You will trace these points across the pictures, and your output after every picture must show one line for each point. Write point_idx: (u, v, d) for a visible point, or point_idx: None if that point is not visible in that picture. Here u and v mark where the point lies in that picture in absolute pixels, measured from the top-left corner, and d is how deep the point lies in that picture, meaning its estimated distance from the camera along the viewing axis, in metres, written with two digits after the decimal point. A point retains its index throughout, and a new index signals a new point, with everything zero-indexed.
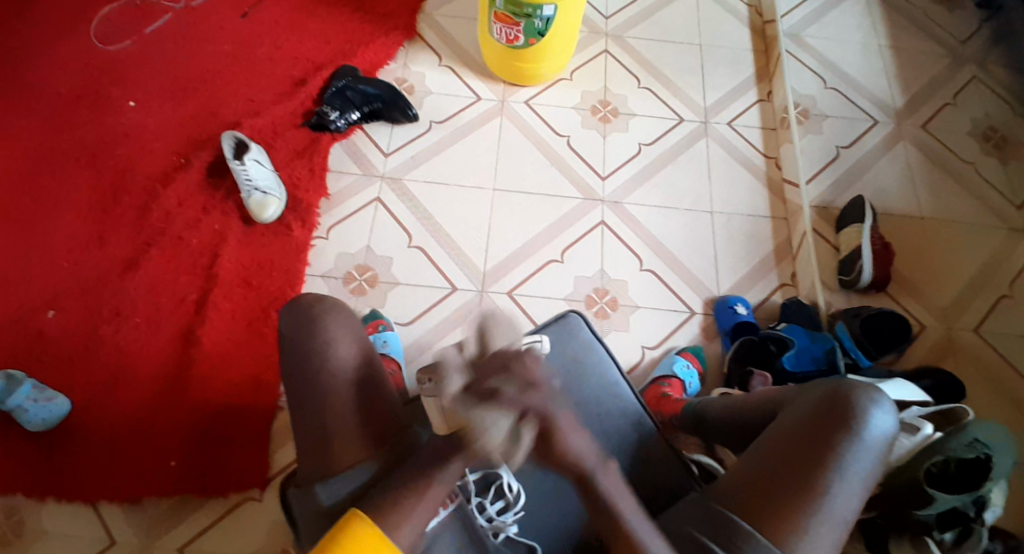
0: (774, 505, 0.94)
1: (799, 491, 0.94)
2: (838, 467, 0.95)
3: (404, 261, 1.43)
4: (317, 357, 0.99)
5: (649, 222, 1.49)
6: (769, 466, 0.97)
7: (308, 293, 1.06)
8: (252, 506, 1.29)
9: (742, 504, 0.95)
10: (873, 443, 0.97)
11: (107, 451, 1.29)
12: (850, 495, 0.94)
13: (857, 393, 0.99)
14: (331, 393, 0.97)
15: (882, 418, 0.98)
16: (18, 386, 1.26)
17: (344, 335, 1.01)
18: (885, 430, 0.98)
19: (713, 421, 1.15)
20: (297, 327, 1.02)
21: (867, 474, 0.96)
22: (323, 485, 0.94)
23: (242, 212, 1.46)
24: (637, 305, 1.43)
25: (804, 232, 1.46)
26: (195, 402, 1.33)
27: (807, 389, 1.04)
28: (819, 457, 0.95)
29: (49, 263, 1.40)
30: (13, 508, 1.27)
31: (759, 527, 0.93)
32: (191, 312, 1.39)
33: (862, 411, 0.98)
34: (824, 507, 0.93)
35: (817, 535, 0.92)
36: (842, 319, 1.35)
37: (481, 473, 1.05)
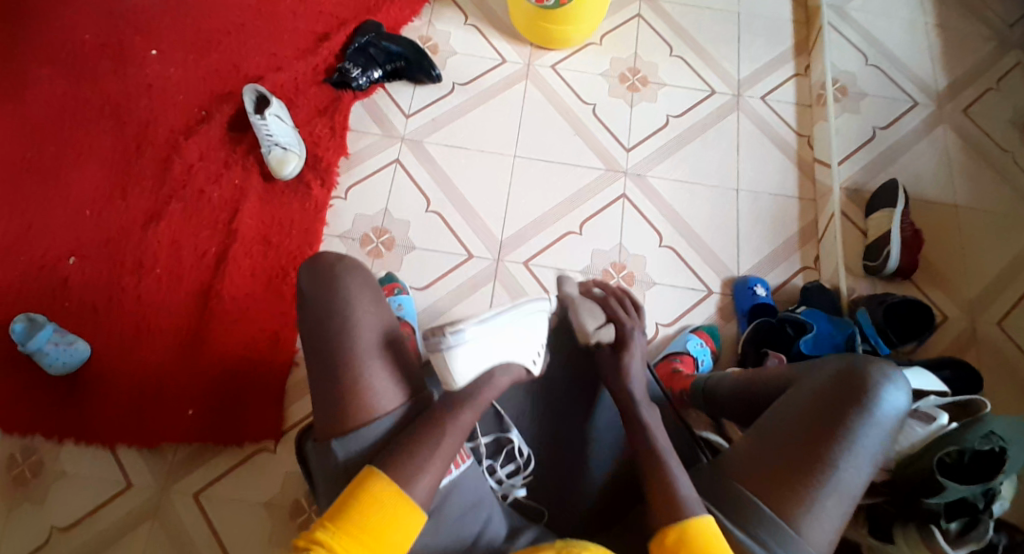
0: (781, 478, 0.93)
1: (806, 462, 0.93)
2: (848, 443, 0.94)
3: (422, 225, 1.43)
4: (335, 319, 0.98)
5: (672, 197, 1.46)
6: (778, 437, 0.96)
7: (324, 253, 1.04)
8: (266, 457, 1.33)
9: (750, 477, 0.94)
10: (885, 418, 0.96)
11: (125, 399, 1.33)
12: (858, 471, 0.93)
13: (871, 367, 0.98)
14: (350, 354, 0.97)
15: (895, 394, 0.97)
16: (39, 331, 1.29)
17: (363, 295, 1.00)
18: (897, 408, 0.96)
19: (725, 397, 1.15)
20: (313, 283, 1.01)
21: (877, 451, 0.95)
22: (339, 441, 0.95)
23: (263, 169, 1.46)
24: (655, 281, 1.41)
25: (832, 214, 1.42)
26: (211, 355, 1.35)
27: (821, 362, 1.03)
28: (829, 430, 0.94)
29: (72, 212, 1.42)
30: (36, 449, 1.31)
31: (766, 498, 0.93)
32: (210, 266, 1.40)
33: (875, 387, 0.96)
34: (832, 481, 0.92)
35: (823, 508, 0.92)
36: (865, 305, 1.32)
37: (494, 436, 1.09)
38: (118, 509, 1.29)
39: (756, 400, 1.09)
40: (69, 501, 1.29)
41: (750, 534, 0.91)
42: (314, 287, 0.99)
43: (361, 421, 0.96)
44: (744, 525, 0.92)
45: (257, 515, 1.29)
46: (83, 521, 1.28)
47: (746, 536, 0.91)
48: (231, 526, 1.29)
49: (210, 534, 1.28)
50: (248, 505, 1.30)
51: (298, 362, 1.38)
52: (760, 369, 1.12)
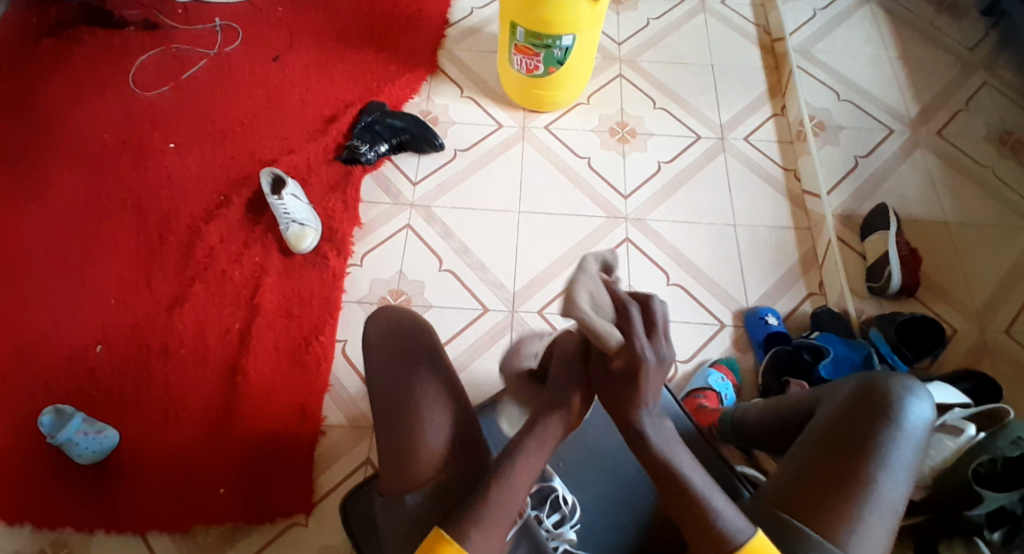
0: (823, 503, 0.95)
1: (844, 481, 0.96)
2: (882, 457, 0.97)
3: (437, 284, 1.48)
4: (399, 365, 1.06)
5: (673, 238, 1.52)
6: (815, 459, 0.99)
7: (395, 310, 1.13)
8: (299, 531, 1.34)
9: (792, 505, 0.97)
10: (914, 432, 0.99)
11: (156, 483, 1.35)
12: (897, 486, 0.96)
13: (890, 381, 1.02)
14: (412, 400, 1.03)
15: (919, 407, 1.00)
16: (68, 420, 1.33)
17: (424, 347, 1.08)
18: (923, 419, 1.00)
19: (754, 427, 1.17)
20: (381, 332, 1.09)
21: (912, 462, 0.98)
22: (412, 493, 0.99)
23: (281, 245, 1.52)
24: (667, 319, 1.46)
25: (829, 240, 1.49)
26: (243, 432, 1.39)
27: (840, 384, 1.07)
28: (862, 446, 0.97)
29: (97, 303, 1.47)
30: (66, 541, 1.33)
31: (813, 522, 0.94)
32: (233, 344, 1.45)
33: (896, 401, 1.00)
34: (873, 497, 0.95)
35: (869, 527, 0.94)
36: (877, 325, 1.37)
37: (537, 486, 1.11)
38: None
39: (787, 430, 1.11)
40: None
41: None
42: (382, 336, 1.09)
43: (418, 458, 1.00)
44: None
45: None
46: None
47: None
48: None
49: None
50: None
51: (326, 430, 1.41)
52: (782, 397, 1.16)
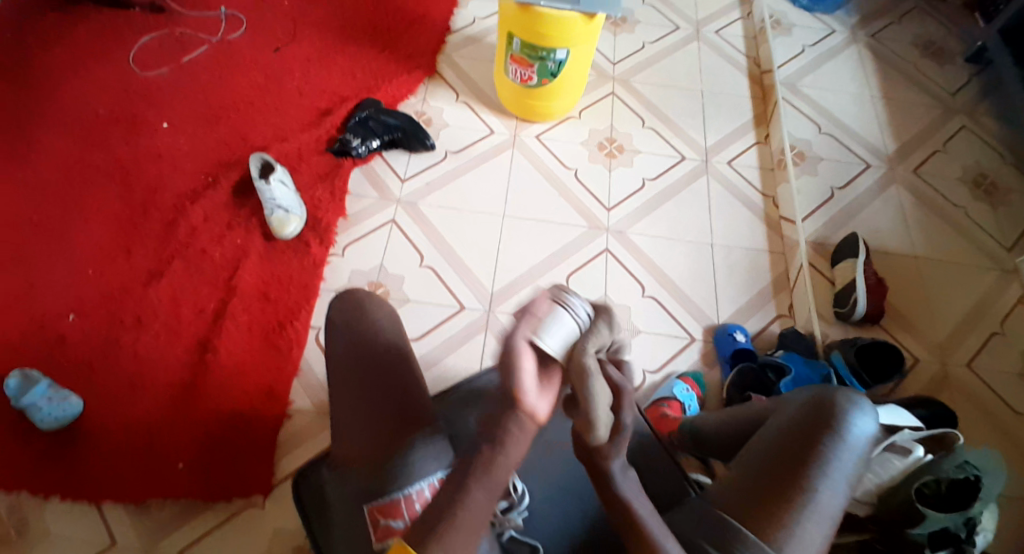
0: (762, 504, 0.99)
1: (785, 486, 0.99)
2: (823, 465, 1.01)
3: (417, 279, 1.50)
4: (362, 351, 1.07)
5: (652, 252, 1.55)
6: (761, 466, 1.03)
7: (363, 290, 1.14)
8: (254, 512, 1.36)
9: (732, 505, 1.00)
10: (856, 444, 1.03)
11: (115, 455, 1.37)
12: (835, 494, 1.00)
13: (838, 396, 1.07)
14: (373, 385, 1.04)
15: (863, 421, 1.05)
16: (33, 385, 1.35)
17: (388, 333, 1.09)
18: (866, 433, 1.04)
19: (711, 434, 1.24)
20: (345, 316, 1.11)
21: (852, 473, 1.02)
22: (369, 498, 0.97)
23: (264, 229, 1.53)
24: (639, 330, 1.49)
25: (801, 265, 1.52)
26: (206, 410, 1.40)
27: (793, 396, 1.12)
28: (805, 453, 1.02)
29: (75, 272, 1.48)
30: (20, 506, 1.34)
31: (750, 522, 0.97)
32: (207, 323, 1.47)
33: (842, 414, 1.05)
34: (812, 502, 0.98)
35: (805, 531, 0.96)
36: (839, 348, 1.41)
37: None
38: None
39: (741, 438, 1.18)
40: None
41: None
42: (346, 320, 1.10)
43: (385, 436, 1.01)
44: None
45: None
46: None
47: None
48: None
49: None
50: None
51: (292, 414, 1.43)
52: (740, 407, 1.23)
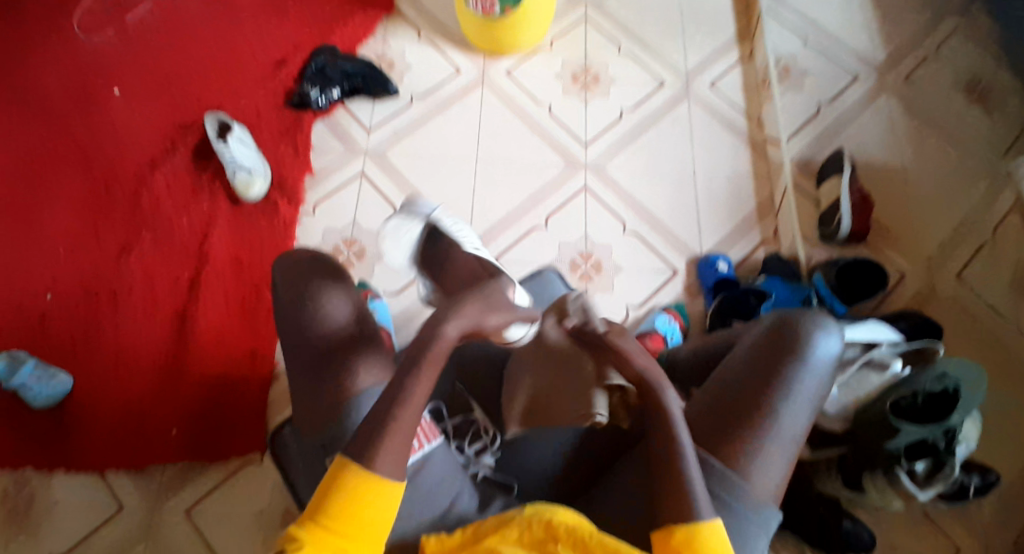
0: (723, 431, 0.98)
1: (748, 415, 0.97)
2: (785, 389, 0.98)
3: (391, 234, 1.46)
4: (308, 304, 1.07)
5: (632, 187, 1.50)
6: (722, 391, 1.01)
7: (301, 254, 1.18)
8: (253, 469, 1.37)
9: (694, 434, 0.99)
10: (820, 365, 1.00)
11: (109, 426, 1.38)
12: (797, 417, 0.98)
13: (803, 318, 1.02)
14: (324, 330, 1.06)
15: (829, 341, 1.01)
16: (21, 365, 1.34)
17: (333, 278, 1.10)
18: (831, 353, 1.01)
19: (682, 367, 1.20)
20: (288, 269, 1.11)
21: (816, 395, 1.00)
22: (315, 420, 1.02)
23: (229, 192, 1.50)
24: (620, 267, 1.44)
25: (786, 189, 1.46)
26: (194, 377, 1.41)
27: (759, 320, 1.07)
28: (767, 378, 0.99)
29: (46, 253, 1.47)
30: (27, 480, 1.36)
31: (712, 449, 0.97)
32: (183, 292, 1.46)
33: (806, 335, 1.01)
34: (773, 427, 0.97)
35: (767, 454, 0.97)
36: (822, 268, 1.37)
37: (461, 417, 1.20)
38: (112, 532, 1.33)
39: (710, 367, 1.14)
40: (60, 528, 1.33)
41: None
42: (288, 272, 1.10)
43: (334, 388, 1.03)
44: (700, 485, 0.96)
45: (251, 527, 1.33)
46: (77, 546, 1.32)
47: None
48: (222, 539, 1.32)
49: (208, 550, 1.31)
50: (243, 513, 1.34)
51: (278, 375, 1.43)
52: (711, 337, 1.20)
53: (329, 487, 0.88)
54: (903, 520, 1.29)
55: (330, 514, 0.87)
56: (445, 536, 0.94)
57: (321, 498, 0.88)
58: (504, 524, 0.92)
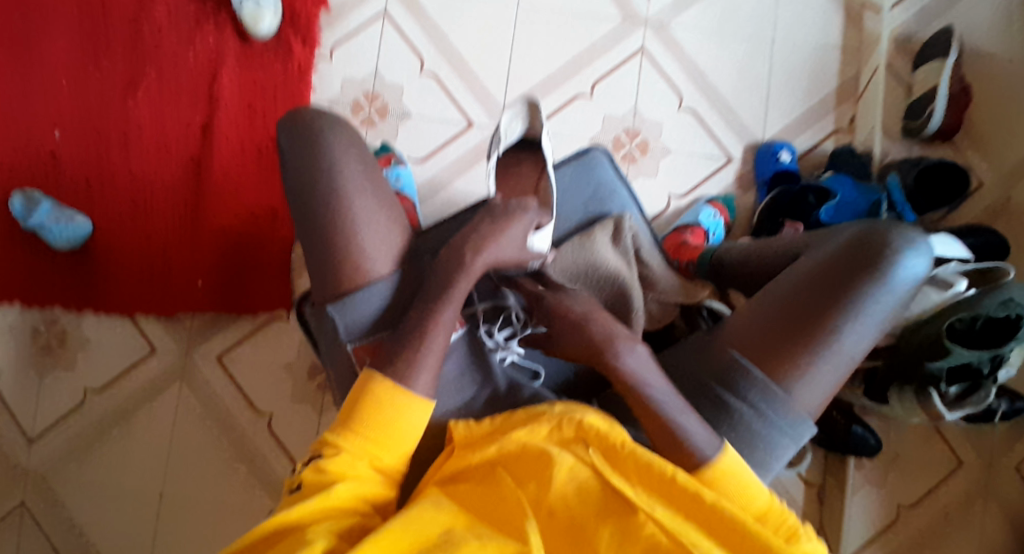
0: (776, 345, 0.89)
1: (806, 330, 0.88)
2: (854, 308, 0.88)
3: (417, 88, 1.35)
4: (321, 189, 0.92)
5: (695, 51, 1.34)
6: (783, 302, 0.90)
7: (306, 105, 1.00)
8: (281, 326, 1.34)
9: (742, 343, 0.91)
10: (898, 288, 0.89)
11: (132, 269, 1.33)
12: (860, 339, 0.89)
13: (892, 232, 0.90)
14: (339, 218, 0.91)
15: (916, 262, 0.89)
16: (37, 204, 1.28)
17: (349, 158, 0.93)
18: (916, 275, 0.89)
19: (728, 266, 1.08)
20: (297, 142, 0.94)
21: (886, 319, 0.89)
22: (335, 307, 0.91)
23: (237, 26, 1.36)
24: (669, 149, 1.32)
25: (877, 68, 1.30)
26: (216, 229, 1.34)
27: (835, 231, 0.95)
28: (837, 295, 0.88)
29: (44, 77, 1.35)
30: (57, 318, 1.33)
31: (760, 363, 0.89)
32: (196, 140, 1.35)
33: (891, 252, 0.89)
34: (832, 346, 0.88)
35: (818, 373, 0.88)
36: (897, 169, 1.23)
37: (490, 301, 1.01)
38: (144, 374, 1.33)
39: (763, 270, 1.02)
40: (94, 367, 1.33)
41: (737, 397, 0.89)
42: (296, 149, 0.93)
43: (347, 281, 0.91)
44: (739, 393, 0.89)
45: (280, 377, 1.33)
46: (109, 387, 1.32)
47: (731, 399, 0.89)
48: (256, 385, 1.33)
49: (242, 396, 1.32)
50: (271, 365, 1.33)
51: (298, 239, 1.35)
52: (769, 239, 1.06)
53: (357, 392, 0.85)
54: (911, 429, 1.30)
55: (361, 421, 0.84)
56: (473, 423, 0.87)
57: (348, 402, 0.86)
58: (534, 418, 0.85)
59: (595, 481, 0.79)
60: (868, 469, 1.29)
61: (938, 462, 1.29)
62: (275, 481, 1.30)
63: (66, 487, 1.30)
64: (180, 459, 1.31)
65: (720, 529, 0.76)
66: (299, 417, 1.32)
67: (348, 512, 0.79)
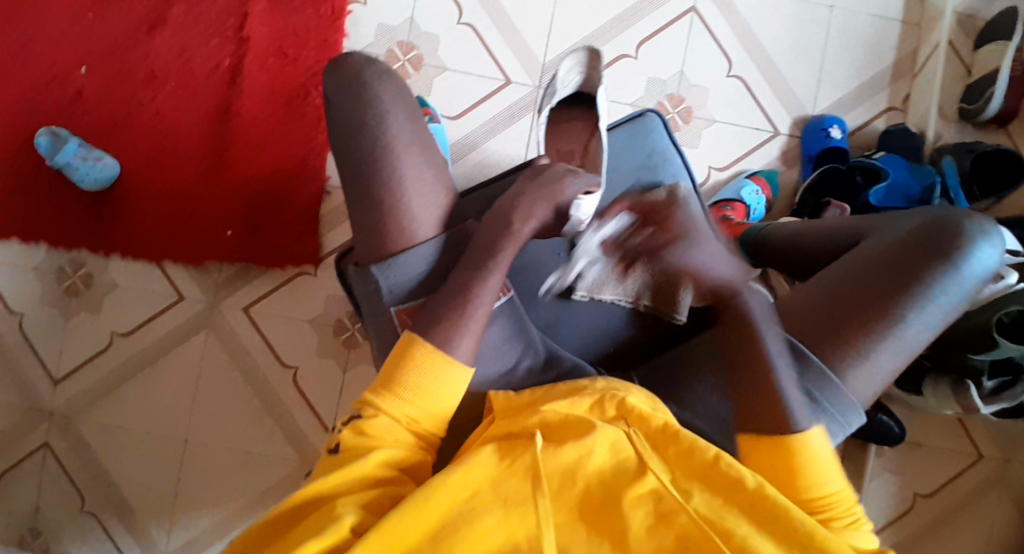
0: (837, 330, 0.88)
1: (870, 318, 0.88)
2: (920, 298, 0.87)
3: (453, 39, 1.30)
4: (368, 148, 0.88)
5: (750, 12, 1.28)
6: (846, 287, 0.90)
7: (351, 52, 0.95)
8: (307, 280, 1.33)
9: (800, 326, 0.90)
10: (966, 280, 0.88)
11: (160, 214, 1.31)
12: (922, 330, 0.88)
13: (964, 221, 0.89)
14: (383, 179, 0.88)
15: (986, 254, 0.88)
16: (64, 144, 1.24)
17: (396, 111, 0.90)
18: (985, 268, 0.88)
19: (778, 242, 1.07)
20: (342, 93, 0.90)
21: (949, 311, 0.89)
22: (378, 267, 0.88)
23: None
24: (713, 119, 1.27)
25: (938, 45, 1.24)
26: (243, 176, 1.31)
27: (903, 216, 0.94)
28: (904, 283, 0.87)
29: (73, 9, 1.31)
30: (84, 261, 1.33)
31: (819, 348, 0.89)
32: (224, 81, 1.32)
33: (963, 244, 0.88)
34: (893, 335, 0.87)
35: (876, 361, 0.88)
36: (952, 153, 1.18)
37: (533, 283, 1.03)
38: (171, 321, 1.33)
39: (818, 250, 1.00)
40: (121, 311, 1.33)
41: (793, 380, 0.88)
42: (340, 102, 0.89)
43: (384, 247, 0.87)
44: None
45: (305, 332, 1.33)
46: (136, 331, 1.33)
47: None
48: (281, 337, 1.33)
49: (267, 348, 1.33)
50: (296, 318, 1.33)
51: (328, 192, 1.33)
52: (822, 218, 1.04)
53: (396, 360, 0.84)
54: (936, 417, 1.29)
55: (399, 391, 0.82)
56: (513, 394, 0.87)
57: (386, 370, 0.84)
58: (575, 393, 0.85)
59: (634, 461, 0.79)
60: (890, 457, 1.29)
61: (960, 452, 1.29)
62: (297, 434, 1.31)
63: (93, 427, 1.32)
64: (206, 407, 1.32)
65: (760, 510, 0.75)
66: (323, 372, 1.32)
67: (384, 481, 0.79)
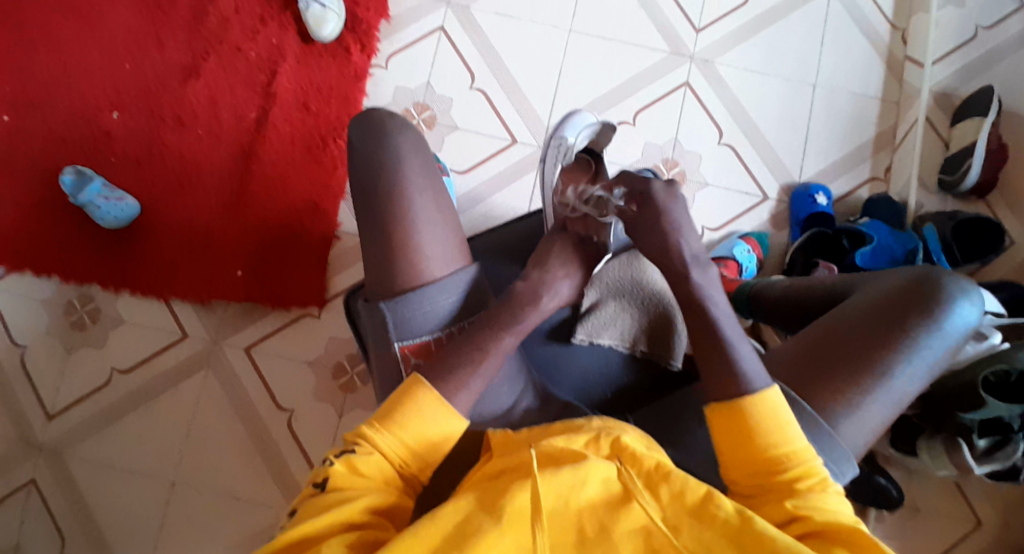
0: (827, 377, 0.88)
1: (860, 366, 0.87)
2: (908, 350, 0.88)
3: (465, 102, 1.39)
4: (380, 175, 0.93)
5: (740, 87, 1.38)
6: (835, 336, 0.90)
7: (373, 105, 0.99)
8: (311, 322, 1.36)
9: (790, 374, 0.90)
10: (951, 333, 0.89)
11: (172, 252, 1.36)
12: (911, 381, 0.88)
13: (947, 278, 0.91)
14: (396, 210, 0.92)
15: (969, 310, 0.90)
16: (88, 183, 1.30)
17: (409, 144, 0.94)
18: (968, 323, 0.90)
19: (770, 300, 1.08)
20: (360, 130, 0.95)
21: (935, 364, 0.89)
22: (387, 304, 0.89)
23: (300, 27, 1.42)
24: (706, 182, 1.35)
25: (916, 120, 1.33)
26: (257, 219, 1.37)
27: (884, 274, 0.96)
28: (891, 333, 0.88)
29: (110, 59, 1.41)
30: (93, 296, 1.36)
31: (810, 395, 0.87)
32: (248, 131, 1.40)
33: (947, 298, 0.90)
34: (883, 384, 0.87)
35: (868, 411, 0.87)
36: (933, 221, 1.24)
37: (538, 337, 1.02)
38: (172, 358, 1.35)
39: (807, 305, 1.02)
40: (124, 347, 1.35)
41: None
42: (360, 137, 0.94)
43: (390, 263, 0.91)
44: None
45: (304, 374, 1.35)
46: (137, 367, 1.35)
47: None
48: (280, 379, 1.34)
49: (265, 388, 1.34)
50: (297, 360, 1.35)
51: (338, 237, 1.39)
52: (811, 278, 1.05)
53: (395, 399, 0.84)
54: (932, 482, 1.29)
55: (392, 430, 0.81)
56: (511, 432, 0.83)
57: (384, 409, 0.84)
58: (572, 429, 0.81)
59: (622, 494, 0.75)
60: (889, 523, 1.27)
61: (959, 520, 1.28)
62: (288, 476, 1.30)
63: (83, 462, 1.31)
64: (199, 446, 1.32)
65: (749, 545, 0.72)
66: (320, 415, 1.33)
67: (365, 525, 0.76)
